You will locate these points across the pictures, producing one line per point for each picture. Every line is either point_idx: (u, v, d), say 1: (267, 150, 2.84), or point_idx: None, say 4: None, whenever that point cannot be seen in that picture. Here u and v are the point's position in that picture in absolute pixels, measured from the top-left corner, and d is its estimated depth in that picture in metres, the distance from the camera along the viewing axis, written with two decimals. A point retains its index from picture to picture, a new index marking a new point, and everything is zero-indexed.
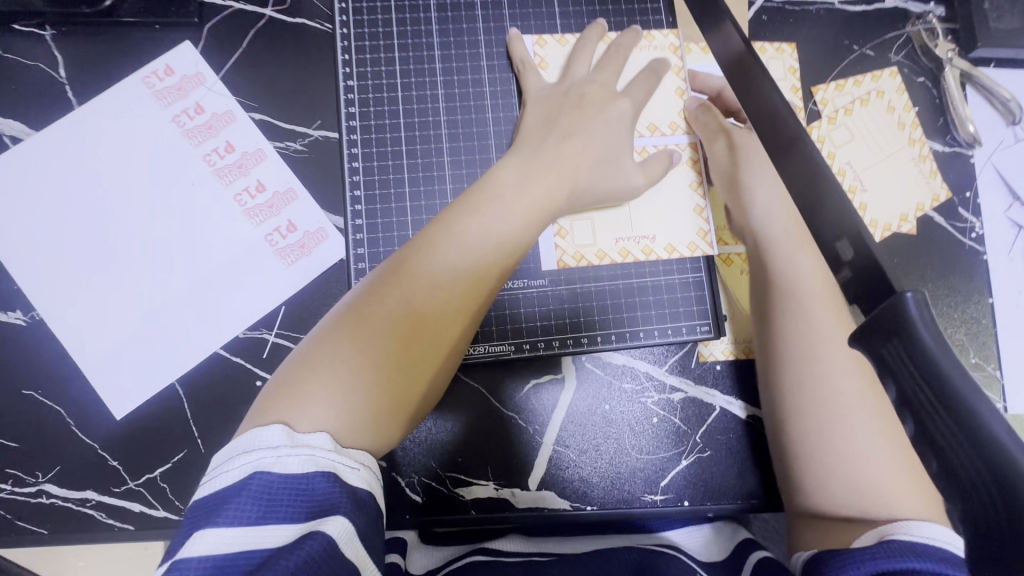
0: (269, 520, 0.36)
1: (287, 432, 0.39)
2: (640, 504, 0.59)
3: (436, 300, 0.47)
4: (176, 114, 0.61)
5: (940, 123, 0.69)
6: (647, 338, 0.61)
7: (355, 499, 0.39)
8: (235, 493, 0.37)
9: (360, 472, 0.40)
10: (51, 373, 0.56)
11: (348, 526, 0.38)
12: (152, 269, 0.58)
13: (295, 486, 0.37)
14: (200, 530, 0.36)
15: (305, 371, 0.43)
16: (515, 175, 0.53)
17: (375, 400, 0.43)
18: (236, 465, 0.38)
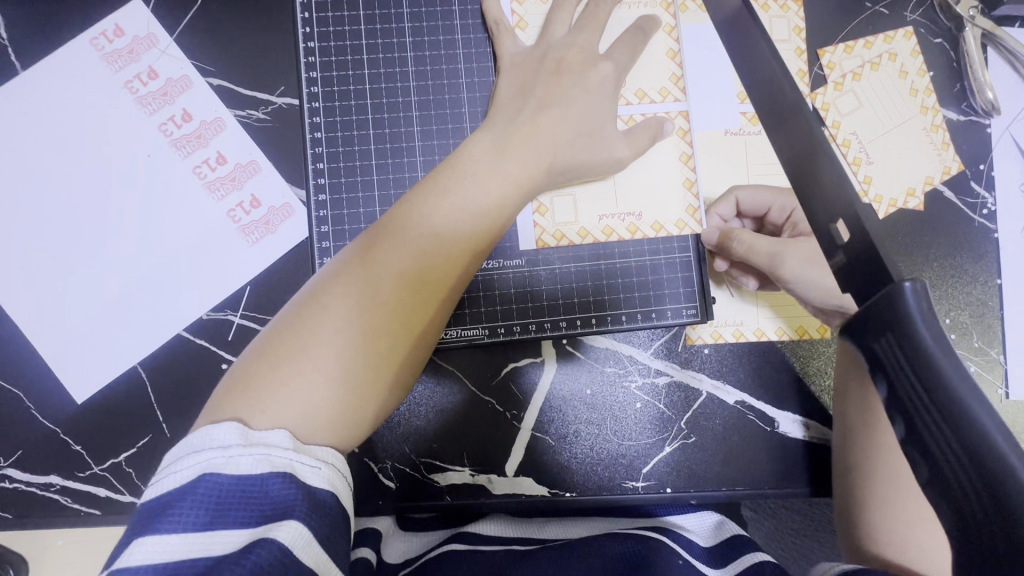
0: (217, 525, 0.34)
1: (241, 430, 0.37)
2: (621, 490, 0.58)
3: (404, 287, 0.44)
4: (128, 79, 0.57)
5: (956, 90, 0.64)
6: (629, 322, 0.58)
7: (313, 500, 0.37)
8: (180, 497, 0.34)
9: (321, 471, 0.38)
10: (7, 355, 0.54)
11: (303, 531, 0.35)
12: (109, 247, 0.55)
13: (247, 489, 0.35)
14: (140, 538, 0.33)
15: (259, 369, 0.41)
16: (488, 151, 0.50)
17: (347, 391, 0.41)
18: (182, 468, 0.35)
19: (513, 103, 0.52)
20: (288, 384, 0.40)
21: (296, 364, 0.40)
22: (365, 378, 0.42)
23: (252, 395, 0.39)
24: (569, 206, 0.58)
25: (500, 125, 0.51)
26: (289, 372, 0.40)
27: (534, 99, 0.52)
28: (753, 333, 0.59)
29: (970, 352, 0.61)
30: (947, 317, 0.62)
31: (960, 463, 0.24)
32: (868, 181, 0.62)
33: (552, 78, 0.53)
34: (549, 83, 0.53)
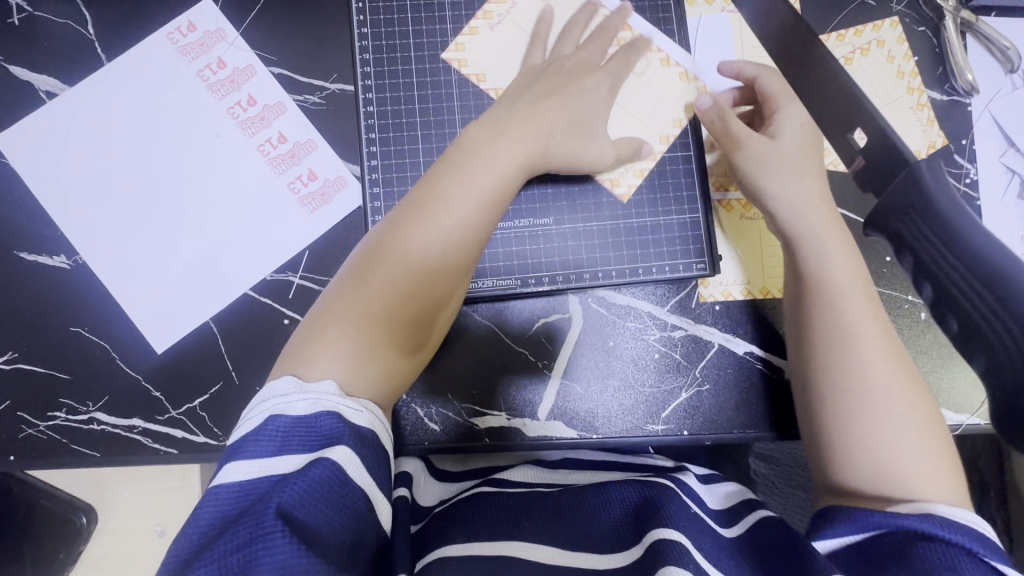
0: (286, 452, 0.41)
1: (296, 382, 0.45)
2: (641, 431, 0.64)
3: (428, 270, 0.51)
4: (200, 68, 0.64)
5: (939, 72, 0.71)
6: (645, 275, 0.65)
7: (358, 436, 0.44)
8: (256, 431, 0.42)
9: (364, 413, 0.45)
10: (94, 312, 0.60)
11: (352, 455, 0.42)
12: (186, 215, 0.62)
13: (306, 424, 0.43)
14: (229, 462, 0.41)
15: (314, 345, 0.48)
16: (524, 118, 0.58)
17: (379, 354, 0.49)
18: (260, 409, 0.43)
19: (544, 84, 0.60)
20: (331, 343, 0.47)
21: (330, 330, 0.48)
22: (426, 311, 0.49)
23: (304, 345, 0.48)
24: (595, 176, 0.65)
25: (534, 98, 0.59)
26: (334, 345, 0.47)
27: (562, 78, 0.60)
28: (760, 290, 0.65)
29: None
30: None
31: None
32: None
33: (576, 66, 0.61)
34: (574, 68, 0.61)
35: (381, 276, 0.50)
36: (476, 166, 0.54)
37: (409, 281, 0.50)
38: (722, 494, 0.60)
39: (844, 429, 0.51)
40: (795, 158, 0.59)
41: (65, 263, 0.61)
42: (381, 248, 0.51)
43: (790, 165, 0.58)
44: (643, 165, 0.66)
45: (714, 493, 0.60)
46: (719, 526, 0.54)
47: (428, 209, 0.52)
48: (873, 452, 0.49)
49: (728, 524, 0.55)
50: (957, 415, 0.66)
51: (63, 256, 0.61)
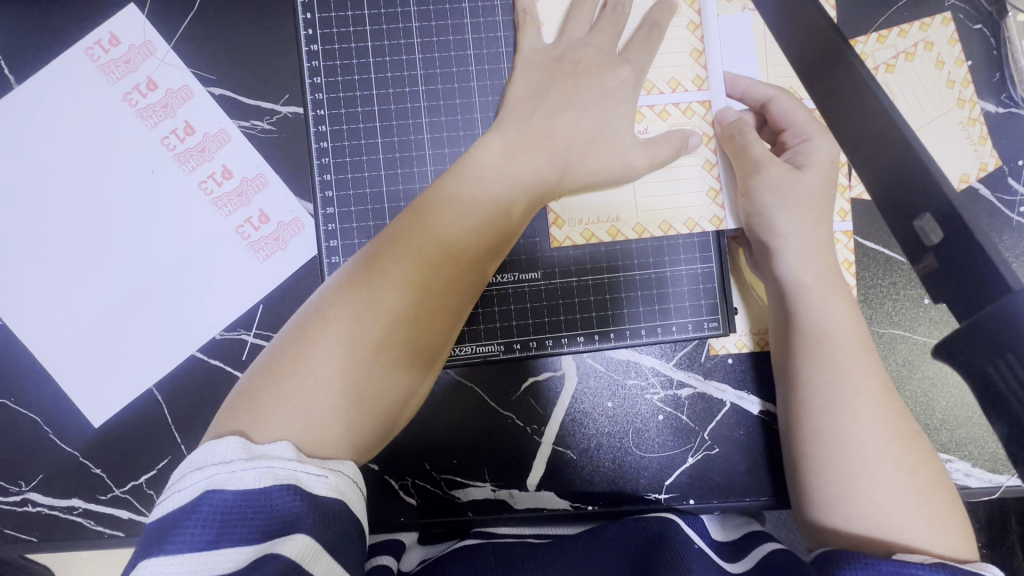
0: (222, 542, 0.34)
1: (244, 444, 0.37)
2: (642, 503, 0.57)
3: (453, 256, 0.45)
4: (127, 91, 0.55)
5: (996, 79, 0.60)
6: (647, 336, 0.56)
7: (321, 511, 0.36)
8: (185, 516, 0.34)
9: (327, 479, 0.37)
10: (21, 381, 0.53)
11: (310, 542, 0.34)
12: (119, 267, 0.54)
13: (250, 504, 0.35)
14: (146, 558, 0.33)
15: (303, 344, 0.41)
16: (500, 154, 0.48)
17: (388, 357, 0.42)
18: (188, 484, 0.35)
19: (529, 105, 0.51)
20: (322, 368, 0.40)
21: (320, 344, 0.40)
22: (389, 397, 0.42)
23: (273, 393, 0.39)
24: (670, 176, 0.55)
25: (517, 127, 0.50)
26: (325, 353, 0.40)
27: (550, 98, 0.51)
28: None
29: None
30: None
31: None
32: None
33: (569, 81, 0.51)
34: (567, 84, 0.51)
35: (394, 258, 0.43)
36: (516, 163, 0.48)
37: (437, 257, 0.44)
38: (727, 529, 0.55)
39: (824, 478, 0.46)
40: (817, 197, 0.51)
41: None
42: (408, 221, 0.45)
43: (808, 204, 0.51)
44: (712, 171, 0.56)
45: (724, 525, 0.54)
46: (724, 561, 0.48)
47: (462, 188, 0.47)
48: (854, 503, 0.45)
49: (732, 559, 0.48)
50: (994, 475, 0.59)
51: None
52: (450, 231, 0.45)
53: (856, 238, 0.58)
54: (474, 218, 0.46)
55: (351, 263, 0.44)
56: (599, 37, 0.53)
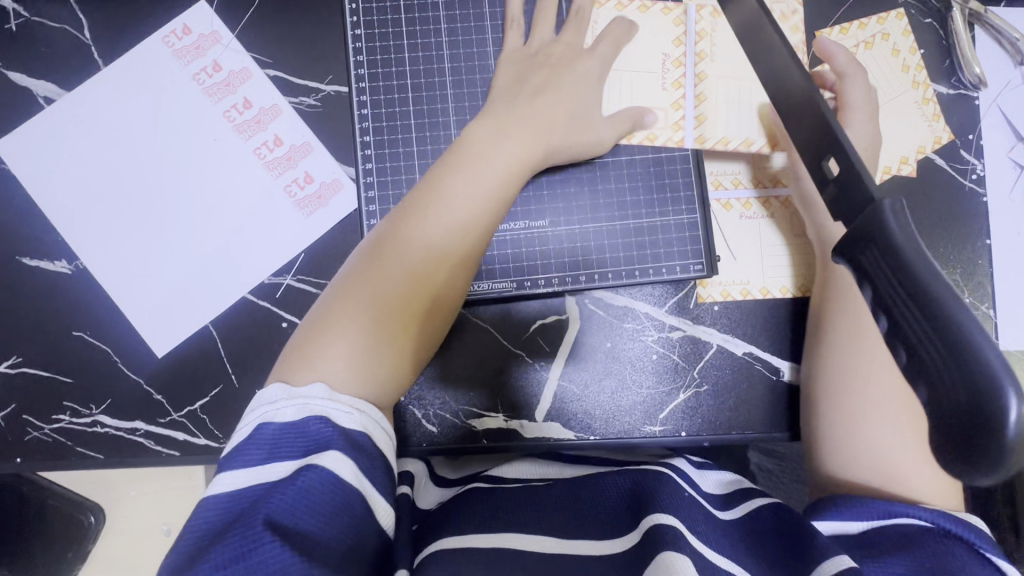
0: (272, 459, 0.43)
1: (285, 388, 0.46)
2: (638, 433, 0.64)
3: (443, 247, 0.53)
4: (196, 71, 0.64)
5: (946, 65, 0.69)
6: (642, 278, 0.64)
7: (349, 438, 0.44)
8: (244, 442, 0.43)
9: (352, 415, 0.45)
10: (95, 316, 0.61)
11: (342, 459, 0.42)
12: (185, 218, 0.63)
13: (292, 432, 0.43)
14: (220, 473, 0.42)
15: (333, 318, 0.50)
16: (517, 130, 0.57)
17: (396, 320, 0.51)
18: (247, 420, 0.45)
19: (541, 88, 0.60)
20: (346, 338, 0.49)
21: (348, 317, 0.50)
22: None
23: (308, 354, 0.48)
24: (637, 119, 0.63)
25: (530, 104, 0.59)
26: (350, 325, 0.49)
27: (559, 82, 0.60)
28: (759, 291, 0.65)
29: None
30: None
31: (927, 333, 0.30)
32: None
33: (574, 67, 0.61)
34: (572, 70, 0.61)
35: (393, 248, 0.53)
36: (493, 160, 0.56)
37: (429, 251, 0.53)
38: (716, 479, 0.61)
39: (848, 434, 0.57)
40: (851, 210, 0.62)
41: (66, 268, 0.62)
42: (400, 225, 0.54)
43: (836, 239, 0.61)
44: (678, 110, 0.64)
45: (708, 479, 0.61)
46: (714, 508, 0.55)
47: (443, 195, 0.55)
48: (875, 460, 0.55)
49: (723, 508, 0.56)
50: None
51: (64, 261, 0.62)
52: (453, 205, 0.54)
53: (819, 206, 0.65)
54: (460, 207, 0.54)
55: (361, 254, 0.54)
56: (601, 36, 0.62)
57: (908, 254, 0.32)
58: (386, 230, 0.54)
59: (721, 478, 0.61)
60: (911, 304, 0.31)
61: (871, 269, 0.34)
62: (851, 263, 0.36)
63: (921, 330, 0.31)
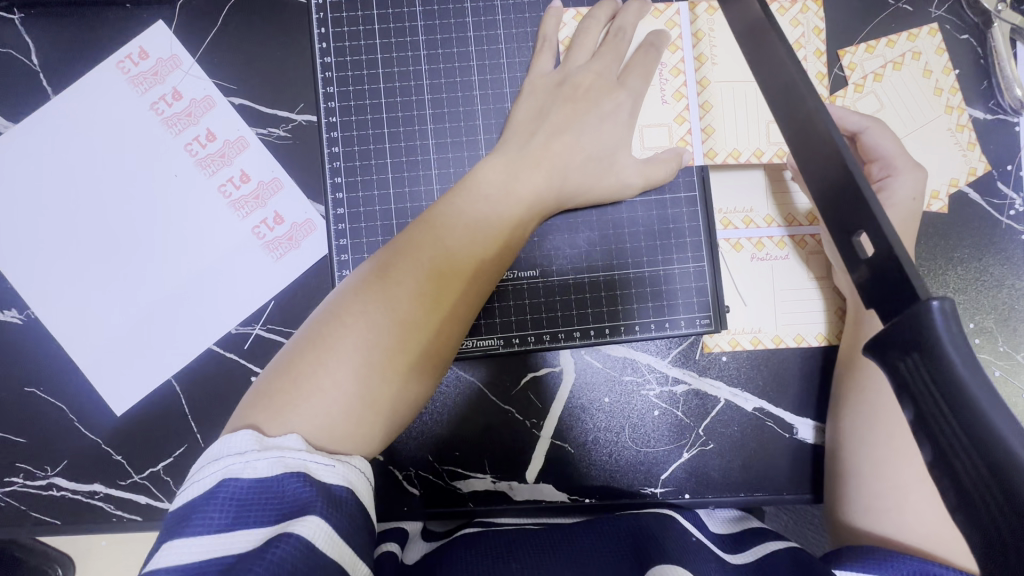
0: (238, 525, 0.35)
1: (256, 437, 0.39)
2: (638, 496, 0.58)
3: (468, 248, 0.48)
4: (154, 100, 0.59)
5: (984, 87, 0.62)
6: (643, 332, 0.58)
7: (330, 497, 0.38)
8: (201, 504, 0.36)
9: (335, 468, 0.39)
10: (50, 371, 0.57)
11: (323, 525, 0.36)
12: (143, 263, 0.57)
13: (264, 489, 0.37)
14: (169, 541, 0.35)
15: (327, 337, 0.44)
16: (503, 173, 0.51)
17: (415, 328, 0.45)
18: (204, 474, 0.37)
19: (532, 128, 0.54)
20: (337, 370, 0.42)
21: (346, 340, 0.43)
22: (406, 386, 0.44)
23: (290, 393, 0.42)
24: (636, 139, 0.58)
25: (517, 147, 0.53)
26: (345, 347, 0.43)
27: (550, 121, 0.54)
28: (771, 341, 0.59)
29: (995, 356, 0.60)
30: (972, 321, 0.61)
31: (975, 466, 0.25)
32: None
33: (569, 103, 0.54)
34: (566, 107, 0.54)
35: (417, 244, 0.48)
36: (523, 174, 0.52)
37: (455, 252, 0.48)
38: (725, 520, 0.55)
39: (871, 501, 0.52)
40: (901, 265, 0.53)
41: (16, 318, 0.57)
42: (420, 225, 0.49)
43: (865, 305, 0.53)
44: (682, 124, 0.58)
45: (715, 521, 0.55)
46: (724, 552, 0.49)
47: (470, 194, 0.51)
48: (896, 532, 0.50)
49: (734, 551, 0.49)
50: None
51: (15, 310, 0.57)
52: (480, 205, 0.50)
53: None
54: (487, 207, 0.50)
55: (369, 265, 0.48)
56: (599, 63, 0.56)
57: (960, 370, 0.26)
58: (414, 227, 0.49)
59: (728, 517, 0.55)
60: (960, 426, 0.26)
61: (910, 381, 0.28)
62: (883, 365, 0.29)
63: (968, 460, 0.25)
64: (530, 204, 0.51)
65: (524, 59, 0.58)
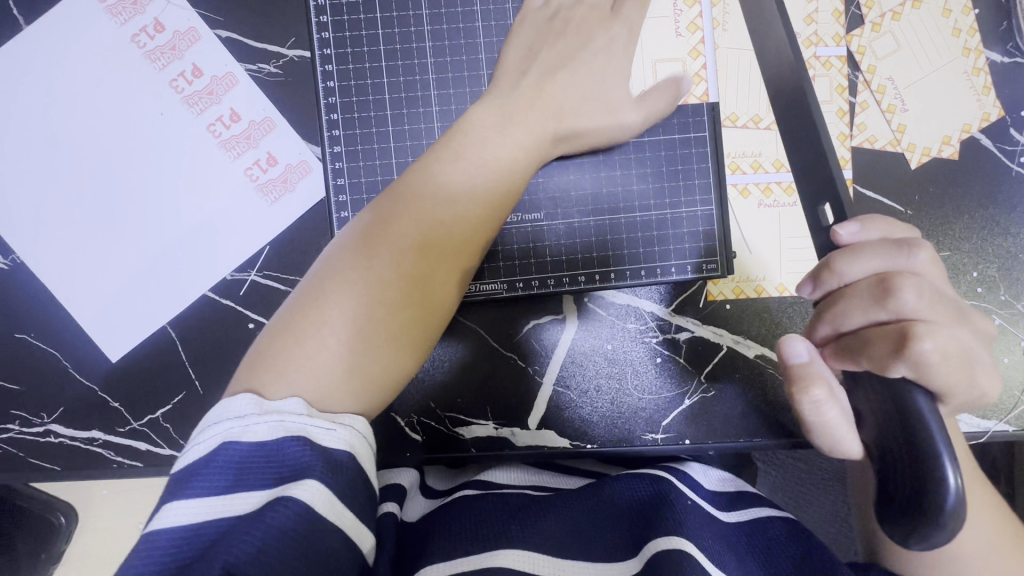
0: (237, 489, 0.35)
1: (256, 400, 0.38)
2: (638, 443, 0.59)
3: (465, 195, 0.46)
4: (135, 32, 0.55)
5: (1003, 28, 0.60)
6: (647, 277, 0.57)
7: (330, 461, 0.37)
8: (199, 467, 0.36)
9: (336, 433, 0.38)
10: (41, 318, 0.55)
11: (322, 490, 0.35)
12: (131, 206, 0.55)
13: (263, 454, 0.36)
14: (168, 501, 0.35)
15: (331, 276, 0.43)
16: (504, 105, 0.49)
17: (418, 270, 0.44)
18: (204, 438, 0.36)
19: (538, 65, 0.51)
20: (342, 310, 0.41)
21: (350, 278, 0.42)
22: (416, 322, 0.44)
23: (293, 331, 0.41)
24: (638, 75, 0.56)
25: (517, 83, 0.50)
26: (349, 286, 0.42)
27: (556, 58, 0.51)
28: (776, 287, 0.59)
29: (996, 306, 0.60)
30: (974, 271, 0.60)
31: None
32: (902, 129, 0.60)
33: (569, 36, 0.52)
34: (567, 40, 0.52)
35: (414, 190, 0.46)
36: (528, 108, 0.49)
37: (453, 198, 0.46)
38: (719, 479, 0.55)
39: None
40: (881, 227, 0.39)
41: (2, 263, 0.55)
42: (417, 173, 0.47)
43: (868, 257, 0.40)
44: (697, 59, 0.56)
45: (710, 478, 0.55)
46: (718, 510, 0.50)
47: (473, 133, 0.48)
48: None
49: (727, 510, 0.51)
50: (982, 421, 0.60)
51: None
52: (477, 152, 0.48)
53: (856, 187, 0.60)
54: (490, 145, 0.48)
55: (367, 212, 0.46)
56: None
57: None
58: (410, 173, 0.48)
59: (724, 476, 0.56)
60: None
61: None
62: None
63: None
64: (533, 141, 0.49)
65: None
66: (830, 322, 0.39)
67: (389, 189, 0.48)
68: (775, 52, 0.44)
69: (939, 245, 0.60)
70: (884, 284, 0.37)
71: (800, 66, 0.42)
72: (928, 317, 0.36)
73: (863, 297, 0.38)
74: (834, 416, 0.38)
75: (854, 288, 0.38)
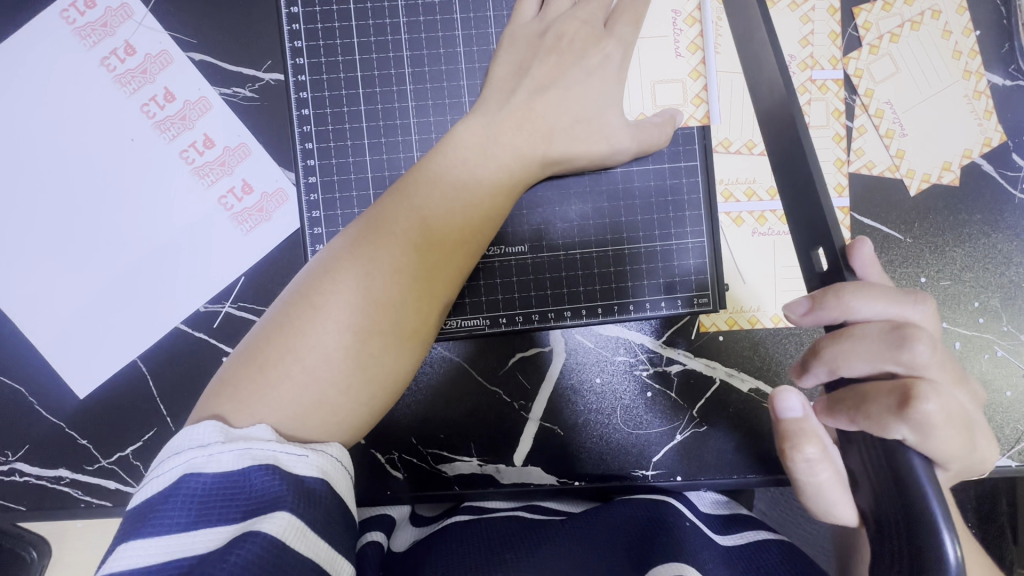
0: (202, 523, 0.33)
1: (221, 428, 0.36)
2: (629, 479, 0.57)
3: (445, 223, 0.44)
4: (104, 55, 0.53)
5: (1005, 50, 0.58)
6: (636, 312, 0.55)
7: (302, 489, 0.35)
8: (161, 502, 0.33)
9: (307, 459, 0.36)
10: (6, 352, 0.53)
11: (293, 521, 0.33)
12: (100, 235, 0.53)
13: (229, 486, 0.34)
14: (126, 541, 0.32)
15: (297, 319, 0.40)
16: (485, 134, 0.47)
17: (392, 307, 0.41)
18: (166, 471, 0.34)
19: (522, 92, 0.49)
20: (307, 358, 0.39)
21: (318, 321, 0.40)
22: (389, 366, 0.41)
23: (256, 382, 0.39)
24: (628, 102, 0.54)
25: (500, 110, 0.48)
26: (317, 331, 0.40)
27: (542, 85, 0.49)
28: (770, 319, 0.56)
29: (998, 336, 0.58)
30: (976, 300, 0.58)
31: None
32: (901, 154, 0.58)
33: (550, 58, 0.50)
34: (548, 63, 0.49)
35: (392, 217, 0.44)
36: (510, 138, 0.47)
37: (432, 225, 0.44)
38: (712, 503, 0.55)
39: None
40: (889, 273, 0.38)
41: None
42: (394, 197, 0.45)
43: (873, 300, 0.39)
44: (697, 79, 0.55)
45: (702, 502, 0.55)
46: (713, 532, 0.48)
47: (451, 162, 0.46)
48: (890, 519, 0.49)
49: (722, 533, 0.49)
50: None
51: None
52: (459, 176, 0.46)
53: (853, 214, 0.58)
54: (469, 174, 0.46)
55: (339, 241, 0.44)
56: (596, 16, 0.51)
57: None
58: (388, 198, 0.45)
59: (716, 499, 0.56)
60: None
61: None
62: None
63: None
64: (516, 171, 0.47)
65: (512, 12, 0.53)
66: (831, 364, 0.38)
67: (364, 213, 0.45)
68: (768, 84, 0.42)
69: (939, 274, 0.58)
70: (897, 332, 0.36)
71: (791, 103, 0.40)
72: (934, 374, 0.35)
73: (872, 342, 0.36)
74: (827, 475, 0.41)
75: (864, 329, 0.37)
